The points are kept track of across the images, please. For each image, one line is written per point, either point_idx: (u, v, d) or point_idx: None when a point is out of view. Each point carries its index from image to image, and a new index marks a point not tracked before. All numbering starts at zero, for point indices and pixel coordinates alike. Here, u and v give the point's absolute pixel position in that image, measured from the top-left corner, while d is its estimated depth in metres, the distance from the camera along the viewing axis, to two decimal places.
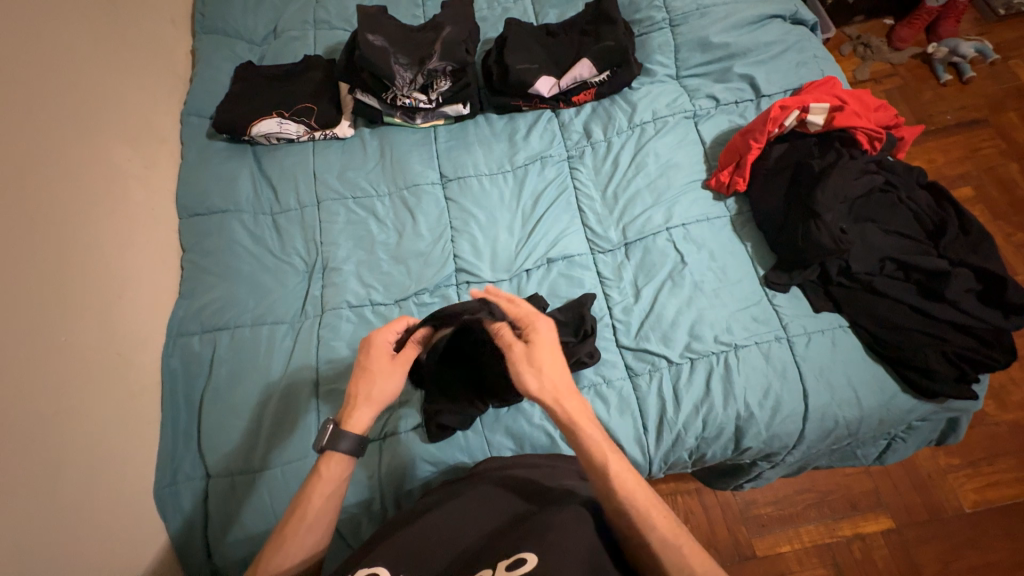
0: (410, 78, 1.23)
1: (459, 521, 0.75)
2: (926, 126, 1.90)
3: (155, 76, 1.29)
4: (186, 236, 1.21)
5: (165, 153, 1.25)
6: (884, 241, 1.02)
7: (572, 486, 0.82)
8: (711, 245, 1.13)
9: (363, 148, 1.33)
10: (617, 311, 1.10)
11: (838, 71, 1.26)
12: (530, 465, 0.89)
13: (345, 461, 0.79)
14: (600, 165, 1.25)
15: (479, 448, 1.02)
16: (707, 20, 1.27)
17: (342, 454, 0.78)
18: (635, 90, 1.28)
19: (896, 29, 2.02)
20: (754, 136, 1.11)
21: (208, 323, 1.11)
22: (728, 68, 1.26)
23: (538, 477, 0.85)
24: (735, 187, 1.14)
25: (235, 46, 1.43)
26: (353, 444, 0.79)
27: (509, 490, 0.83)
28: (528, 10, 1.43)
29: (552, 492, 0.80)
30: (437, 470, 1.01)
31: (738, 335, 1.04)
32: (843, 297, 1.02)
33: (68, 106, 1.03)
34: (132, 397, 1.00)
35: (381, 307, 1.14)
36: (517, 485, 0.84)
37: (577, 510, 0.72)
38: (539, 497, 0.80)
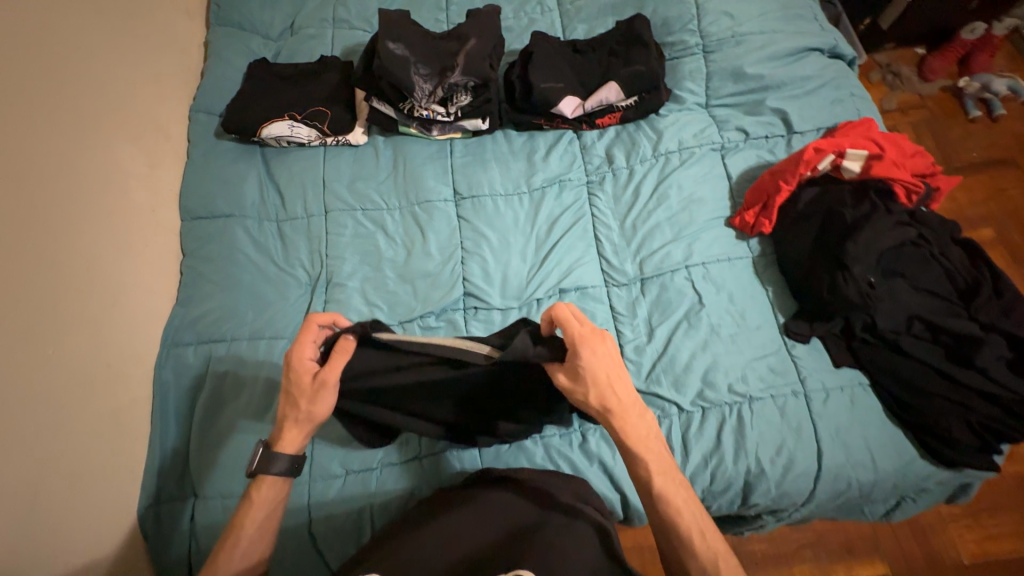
0: (429, 90, 1.17)
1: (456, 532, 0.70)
2: (952, 162, 1.85)
3: (165, 70, 1.24)
4: (187, 240, 1.16)
5: (169, 152, 1.20)
6: (912, 299, 0.97)
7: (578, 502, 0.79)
8: (731, 287, 1.09)
9: (376, 157, 1.28)
10: (629, 349, 1.06)
11: (874, 111, 1.21)
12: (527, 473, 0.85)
13: (278, 484, 0.80)
14: (620, 193, 1.21)
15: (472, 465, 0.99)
16: (742, 49, 1.22)
17: (274, 476, 0.79)
18: (663, 117, 1.22)
19: (928, 59, 1.96)
20: (784, 177, 1.07)
21: (204, 335, 1.07)
22: (760, 101, 1.21)
23: (546, 486, 0.82)
24: (760, 229, 1.10)
25: (250, 41, 1.38)
26: (285, 467, 0.79)
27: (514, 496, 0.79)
28: (555, 23, 1.38)
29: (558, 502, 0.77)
30: (429, 486, 0.98)
31: (753, 386, 1.00)
32: (865, 353, 0.98)
33: (70, 102, 0.98)
34: (121, 409, 0.96)
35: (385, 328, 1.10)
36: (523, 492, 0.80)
37: (578, 532, 0.70)
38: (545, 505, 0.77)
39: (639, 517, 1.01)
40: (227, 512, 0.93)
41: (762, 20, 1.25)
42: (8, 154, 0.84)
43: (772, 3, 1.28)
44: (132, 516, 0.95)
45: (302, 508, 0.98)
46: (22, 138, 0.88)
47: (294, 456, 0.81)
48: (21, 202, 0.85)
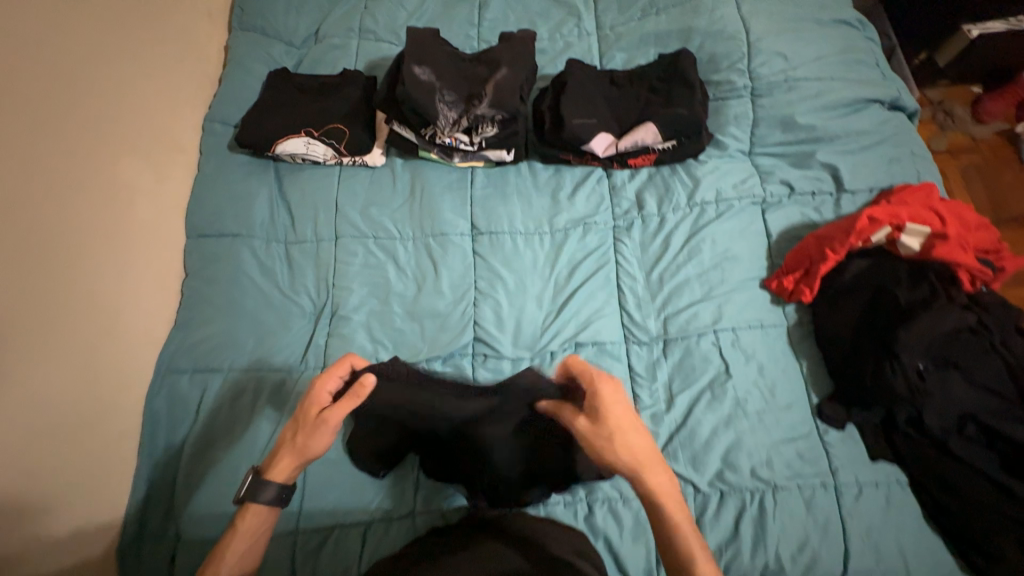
0: (453, 117, 1.10)
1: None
2: (1009, 216, 1.71)
3: (181, 77, 1.20)
4: (192, 258, 1.11)
5: (180, 164, 1.15)
6: (967, 395, 0.87)
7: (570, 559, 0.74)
8: (762, 357, 1.01)
9: (393, 181, 1.22)
10: (645, 417, 0.98)
11: (936, 173, 1.10)
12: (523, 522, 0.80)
13: (265, 513, 0.75)
14: (648, 241, 1.12)
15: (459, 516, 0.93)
16: (794, 96, 1.13)
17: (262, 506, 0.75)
18: (702, 163, 1.14)
19: (984, 100, 1.81)
20: (831, 244, 0.98)
21: (200, 363, 1.02)
22: (810, 153, 1.11)
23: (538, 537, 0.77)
24: (799, 296, 1.01)
25: (273, 48, 1.33)
26: (274, 496, 0.75)
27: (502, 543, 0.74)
28: (592, 48, 1.30)
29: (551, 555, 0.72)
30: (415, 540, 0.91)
31: (779, 473, 0.92)
32: (906, 449, 0.90)
33: (75, 113, 0.94)
34: (107, 439, 0.92)
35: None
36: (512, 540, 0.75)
37: None
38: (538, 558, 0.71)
39: None
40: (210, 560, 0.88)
41: (818, 65, 1.15)
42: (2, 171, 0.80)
43: (831, 46, 1.18)
44: (111, 552, 0.91)
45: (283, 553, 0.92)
46: (18, 154, 0.83)
47: (283, 485, 0.76)
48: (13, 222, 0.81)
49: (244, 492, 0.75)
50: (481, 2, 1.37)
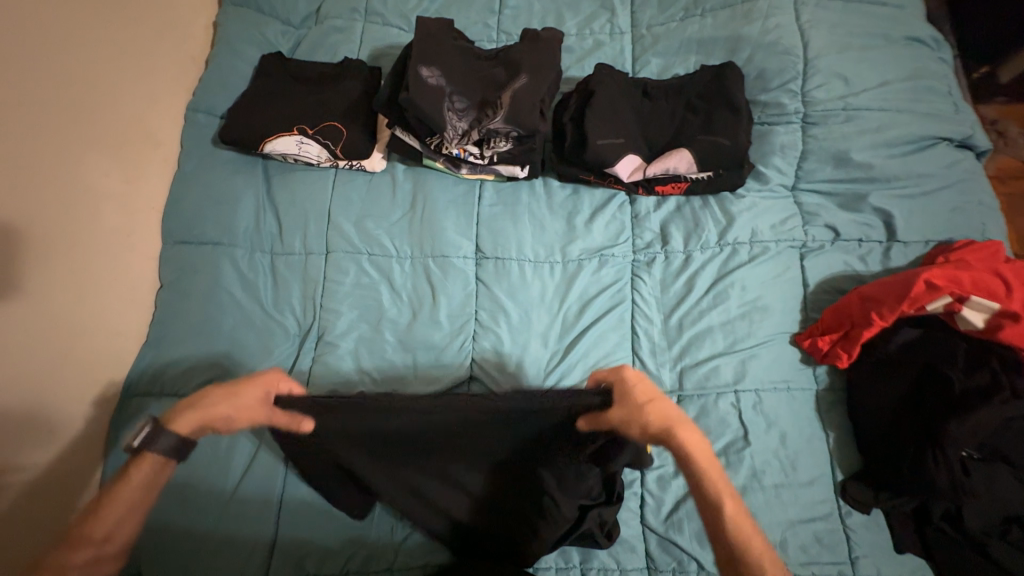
0: (463, 128, 0.98)
1: None
2: None
3: (159, 61, 1.08)
4: (168, 267, 1.02)
5: (158, 161, 1.05)
6: (1017, 495, 0.78)
7: None
8: (784, 425, 0.91)
9: (393, 191, 1.10)
10: (650, 479, 0.90)
11: (1003, 228, 0.97)
12: None
13: (160, 464, 0.64)
14: (670, 281, 1.01)
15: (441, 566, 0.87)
16: (851, 127, 0.99)
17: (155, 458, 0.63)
18: (738, 197, 1.01)
19: None
20: (878, 308, 0.86)
21: (172, 386, 0.94)
22: (862, 195, 0.98)
23: None
24: (833, 360, 0.91)
25: (267, 28, 1.19)
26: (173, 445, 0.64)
27: None
28: (625, 50, 1.15)
29: None
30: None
31: (793, 558, 0.84)
32: (939, 545, 0.81)
33: (24, 106, 0.83)
34: (68, 469, 0.85)
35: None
36: None
37: None
38: None
39: None
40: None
41: (883, 92, 1.01)
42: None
43: (900, 69, 1.03)
44: None
45: None
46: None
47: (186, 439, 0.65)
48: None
49: (136, 441, 0.63)
50: None
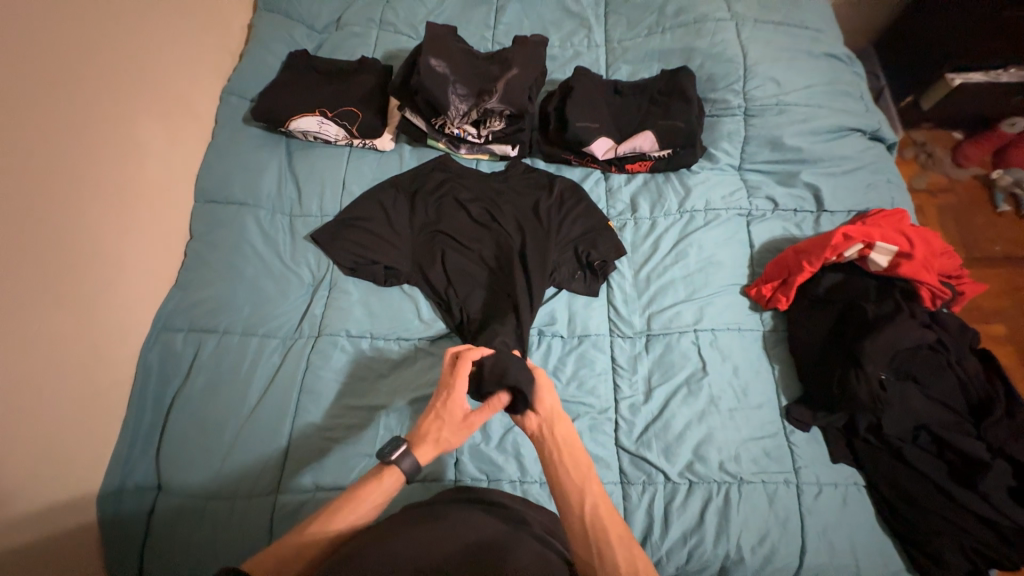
0: (464, 110, 1.16)
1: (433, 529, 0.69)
2: (975, 255, 1.82)
3: (200, 50, 1.24)
4: (197, 221, 1.15)
5: (195, 131, 1.20)
6: (924, 406, 0.94)
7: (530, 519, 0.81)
8: (737, 359, 1.06)
9: (399, 166, 1.27)
10: (623, 407, 1.03)
11: (908, 201, 1.18)
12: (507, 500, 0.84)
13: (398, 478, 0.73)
14: (639, 242, 1.18)
15: (438, 467, 0.98)
16: (784, 119, 1.21)
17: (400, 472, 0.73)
18: (693, 173, 1.21)
19: (962, 145, 1.94)
20: (809, 258, 1.04)
21: (197, 323, 1.05)
22: (795, 173, 1.19)
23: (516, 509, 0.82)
24: (775, 304, 1.07)
25: (294, 30, 1.38)
26: (413, 464, 0.73)
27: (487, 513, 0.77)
28: (600, 59, 1.37)
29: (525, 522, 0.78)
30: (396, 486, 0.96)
31: (745, 468, 0.96)
32: (866, 454, 0.95)
33: (89, 69, 0.96)
34: (99, 390, 0.93)
35: (380, 341, 1.08)
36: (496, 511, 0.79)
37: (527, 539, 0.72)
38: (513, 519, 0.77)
39: None
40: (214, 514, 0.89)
41: (808, 93, 1.24)
42: (8, 114, 0.80)
43: (821, 76, 1.27)
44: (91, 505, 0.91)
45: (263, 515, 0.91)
46: (30, 99, 0.84)
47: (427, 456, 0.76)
48: (17, 167, 0.81)
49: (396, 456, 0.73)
50: (499, 5, 1.43)
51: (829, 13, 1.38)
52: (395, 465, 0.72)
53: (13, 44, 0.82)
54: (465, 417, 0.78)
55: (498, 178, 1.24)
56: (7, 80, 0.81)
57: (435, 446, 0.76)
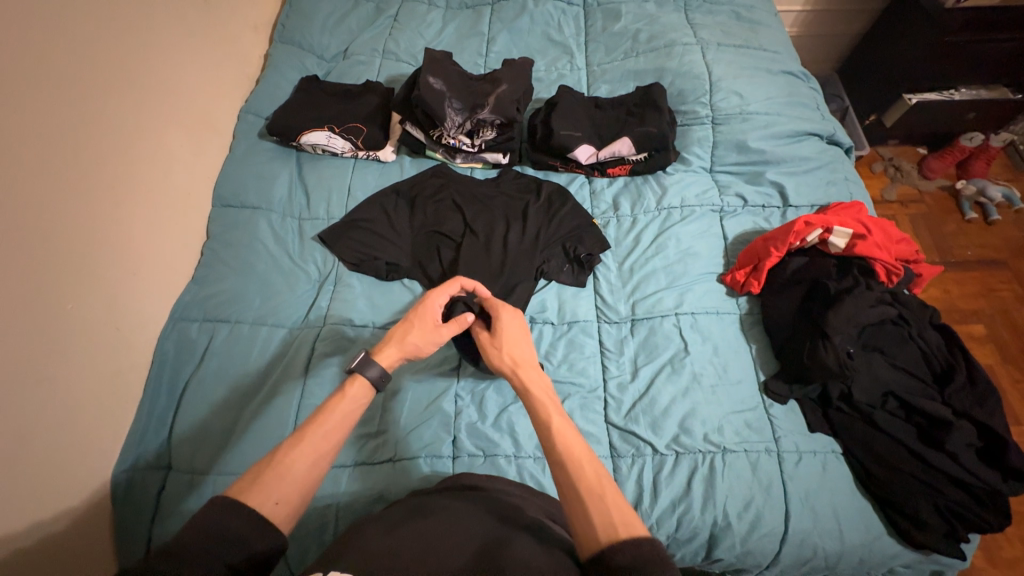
0: (459, 122, 1.29)
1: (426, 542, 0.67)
2: (948, 259, 1.92)
3: (223, 74, 1.39)
4: (214, 224, 1.25)
5: (215, 144, 1.32)
6: (889, 374, 1.03)
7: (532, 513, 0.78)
8: (716, 339, 1.14)
9: (400, 174, 1.38)
10: (612, 385, 1.09)
11: (866, 196, 1.29)
12: (506, 492, 0.83)
13: (368, 388, 0.72)
14: (622, 238, 1.28)
15: (436, 446, 1.02)
16: (747, 126, 1.34)
17: (369, 381, 0.73)
18: (669, 174, 1.33)
19: (928, 159, 2.08)
20: (775, 243, 1.13)
21: (211, 313, 1.13)
22: (761, 173, 1.31)
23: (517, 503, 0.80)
24: (749, 288, 1.16)
25: (306, 59, 1.54)
26: (381, 373, 0.74)
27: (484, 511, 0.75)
28: (582, 79, 1.52)
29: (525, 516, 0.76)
30: (396, 463, 1.00)
31: (728, 438, 1.02)
32: (841, 422, 1.02)
33: (129, 85, 1.08)
34: (118, 372, 1.00)
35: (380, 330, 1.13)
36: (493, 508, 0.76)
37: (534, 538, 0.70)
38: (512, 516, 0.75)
39: None
40: (222, 489, 0.93)
41: (768, 103, 1.38)
42: (59, 120, 0.91)
43: (779, 90, 1.41)
44: (105, 482, 0.96)
45: None
46: (79, 109, 0.96)
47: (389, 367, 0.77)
48: (63, 165, 0.92)
49: (356, 365, 0.74)
50: (490, 36, 1.60)
51: (785, 38, 1.55)
52: (361, 370, 0.73)
53: (67, 61, 0.94)
54: (437, 324, 0.83)
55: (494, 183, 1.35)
56: (60, 90, 0.92)
57: (401, 351, 0.80)
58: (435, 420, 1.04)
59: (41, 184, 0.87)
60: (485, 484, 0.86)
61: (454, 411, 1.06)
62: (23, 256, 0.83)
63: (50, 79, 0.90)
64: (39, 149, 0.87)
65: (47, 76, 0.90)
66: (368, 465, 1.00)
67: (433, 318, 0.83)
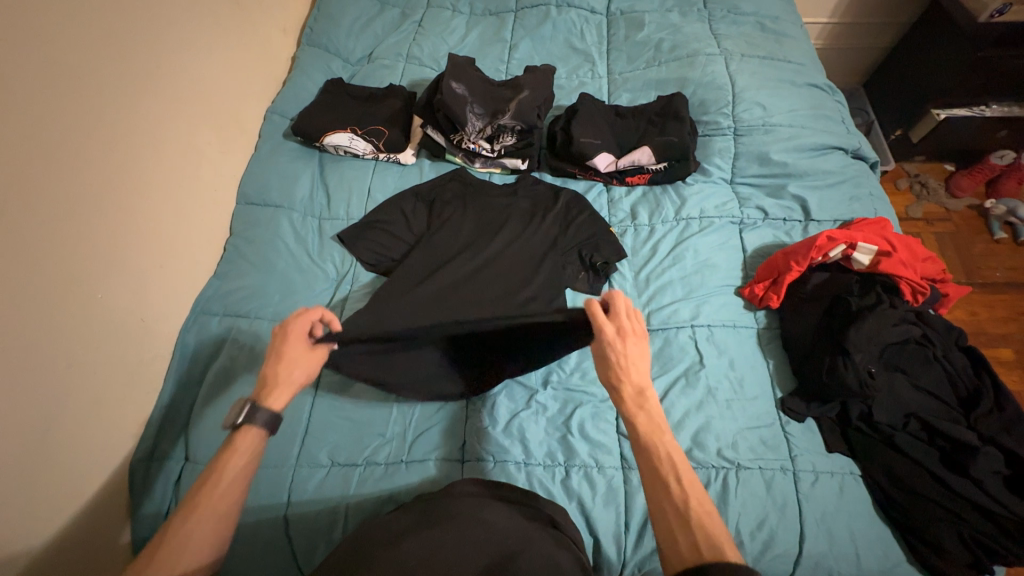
0: (480, 127, 1.30)
1: (439, 552, 0.68)
2: (975, 279, 1.87)
3: (251, 75, 1.42)
4: (238, 221, 1.28)
5: (241, 142, 1.35)
6: (912, 395, 1.00)
7: (543, 527, 0.78)
8: (732, 353, 1.12)
9: (420, 177, 1.40)
10: None
11: (891, 212, 1.26)
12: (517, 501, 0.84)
13: (258, 435, 0.75)
14: (639, 247, 1.28)
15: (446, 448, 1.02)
16: (770, 138, 1.32)
17: (257, 429, 0.74)
18: (688, 184, 1.32)
19: (955, 176, 2.03)
20: (796, 258, 1.12)
21: (231, 308, 1.15)
22: (783, 185, 1.29)
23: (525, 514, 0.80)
24: (768, 302, 1.14)
25: (332, 62, 1.57)
26: (271, 417, 0.75)
27: (496, 521, 0.76)
28: (603, 88, 1.53)
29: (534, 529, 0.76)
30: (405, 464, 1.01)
31: (742, 454, 1.00)
32: (859, 442, 0.99)
33: (161, 84, 1.12)
34: (139, 362, 1.02)
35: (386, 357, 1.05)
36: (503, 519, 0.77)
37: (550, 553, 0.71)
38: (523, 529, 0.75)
39: None
40: None
41: (792, 115, 1.36)
42: (94, 117, 0.95)
43: (804, 102, 1.39)
44: (124, 470, 0.98)
45: (281, 489, 0.98)
46: (113, 106, 0.99)
47: (279, 408, 0.78)
48: (96, 159, 0.95)
49: (239, 419, 0.73)
50: (513, 43, 1.62)
51: (812, 50, 1.53)
52: (247, 424, 0.74)
53: (105, 60, 0.98)
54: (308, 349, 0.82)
55: (513, 187, 1.36)
56: (98, 88, 0.96)
57: (283, 390, 0.79)
58: (443, 424, 1.05)
59: (75, 178, 0.91)
60: (496, 491, 0.86)
61: (465, 415, 1.07)
62: (54, 246, 0.86)
63: (88, 77, 0.94)
64: (74, 144, 0.91)
65: (84, 75, 0.93)
66: (377, 466, 1.01)
67: (303, 345, 0.81)
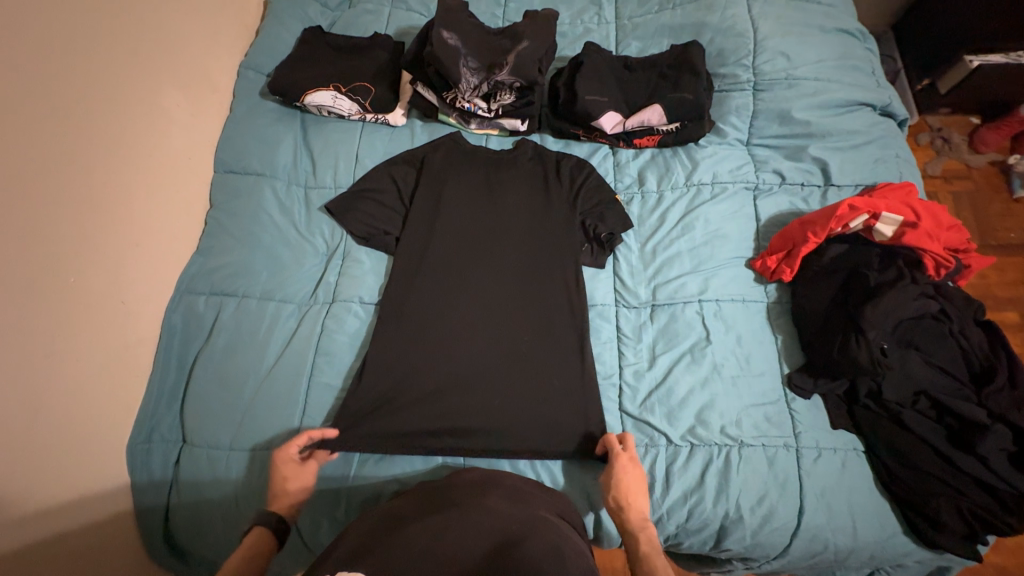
0: (474, 83, 1.17)
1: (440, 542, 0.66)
2: (990, 241, 1.80)
3: (218, 25, 1.27)
4: (217, 192, 1.19)
5: (214, 103, 1.23)
6: (924, 372, 0.97)
7: (548, 517, 0.77)
8: (740, 329, 1.08)
9: (411, 139, 1.30)
10: (627, 372, 1.06)
11: (918, 175, 1.18)
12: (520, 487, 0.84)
13: (264, 538, 0.77)
14: (646, 216, 1.20)
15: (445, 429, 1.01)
16: (793, 93, 1.21)
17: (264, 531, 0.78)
18: (701, 147, 1.22)
19: (981, 130, 1.89)
20: (813, 229, 1.05)
21: (218, 287, 1.09)
22: (803, 147, 1.19)
23: (524, 498, 0.80)
24: (780, 276, 1.09)
25: (309, 8, 1.41)
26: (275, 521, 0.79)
27: (498, 512, 0.73)
28: (610, 35, 1.38)
29: (538, 520, 0.74)
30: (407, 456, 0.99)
31: (746, 432, 0.99)
32: (865, 419, 0.98)
33: (118, 38, 0.99)
34: (125, 345, 0.98)
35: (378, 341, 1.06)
36: (505, 510, 0.75)
37: (551, 541, 0.70)
38: (526, 520, 0.73)
39: (609, 542, 1.00)
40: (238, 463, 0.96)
41: (819, 66, 1.23)
42: (47, 78, 0.84)
43: (833, 51, 1.26)
44: (122, 454, 0.97)
45: None
46: (66, 65, 0.88)
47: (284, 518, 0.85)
48: (55, 129, 0.85)
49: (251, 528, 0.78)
50: None
51: None
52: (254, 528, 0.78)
53: (47, 10, 0.85)
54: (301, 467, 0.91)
55: (512, 152, 1.26)
56: (44, 43, 0.84)
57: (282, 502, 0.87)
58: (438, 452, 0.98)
59: (32, 150, 0.81)
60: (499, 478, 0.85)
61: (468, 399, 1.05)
62: (19, 229, 0.79)
63: (31, 30, 0.82)
64: (28, 109, 0.81)
65: (29, 27, 0.82)
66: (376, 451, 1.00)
67: (297, 464, 0.91)
